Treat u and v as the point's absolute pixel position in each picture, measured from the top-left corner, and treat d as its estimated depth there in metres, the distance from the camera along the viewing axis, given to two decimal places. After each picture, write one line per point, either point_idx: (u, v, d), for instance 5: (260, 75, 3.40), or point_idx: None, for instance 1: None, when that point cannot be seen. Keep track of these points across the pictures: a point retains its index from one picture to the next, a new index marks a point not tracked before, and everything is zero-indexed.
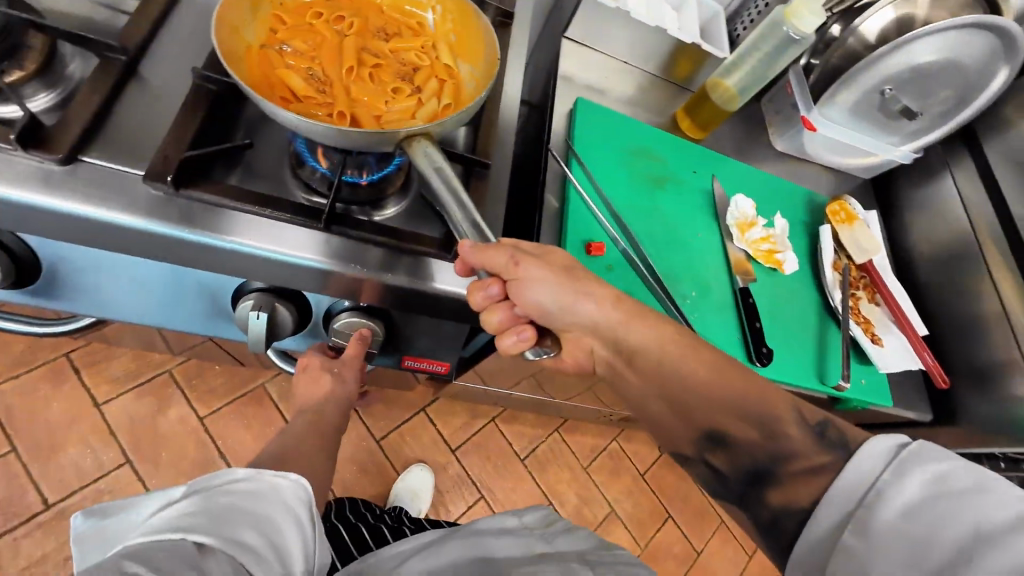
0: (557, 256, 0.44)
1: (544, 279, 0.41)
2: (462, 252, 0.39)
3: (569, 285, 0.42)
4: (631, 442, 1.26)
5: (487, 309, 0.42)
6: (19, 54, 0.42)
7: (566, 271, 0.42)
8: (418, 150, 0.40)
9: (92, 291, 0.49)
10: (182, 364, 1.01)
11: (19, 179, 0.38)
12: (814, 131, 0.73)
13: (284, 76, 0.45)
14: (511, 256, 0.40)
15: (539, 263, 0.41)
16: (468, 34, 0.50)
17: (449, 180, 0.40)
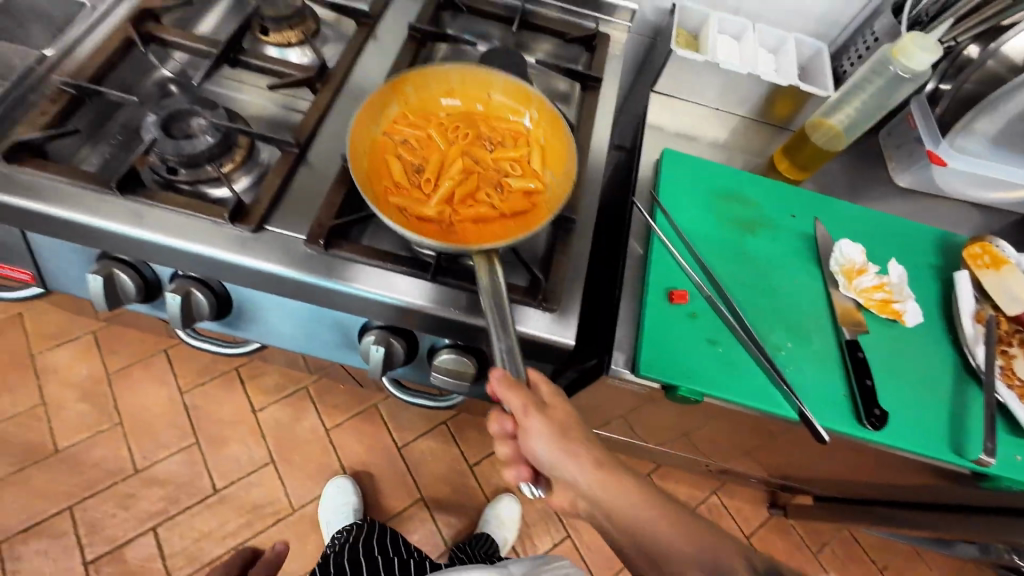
0: (559, 408, 0.45)
1: (543, 437, 0.43)
2: (492, 379, 0.44)
3: (562, 444, 0.43)
4: (735, 499, 1.23)
5: (498, 439, 0.47)
6: (232, 151, 0.58)
7: (564, 430, 0.44)
8: (481, 269, 0.48)
9: (260, 322, 0.63)
10: (315, 382, 1.19)
11: (226, 243, 0.52)
12: (944, 165, 0.66)
13: (391, 168, 0.55)
14: (525, 406, 0.43)
15: (542, 419, 0.43)
16: (558, 144, 0.59)
17: (499, 304, 0.46)
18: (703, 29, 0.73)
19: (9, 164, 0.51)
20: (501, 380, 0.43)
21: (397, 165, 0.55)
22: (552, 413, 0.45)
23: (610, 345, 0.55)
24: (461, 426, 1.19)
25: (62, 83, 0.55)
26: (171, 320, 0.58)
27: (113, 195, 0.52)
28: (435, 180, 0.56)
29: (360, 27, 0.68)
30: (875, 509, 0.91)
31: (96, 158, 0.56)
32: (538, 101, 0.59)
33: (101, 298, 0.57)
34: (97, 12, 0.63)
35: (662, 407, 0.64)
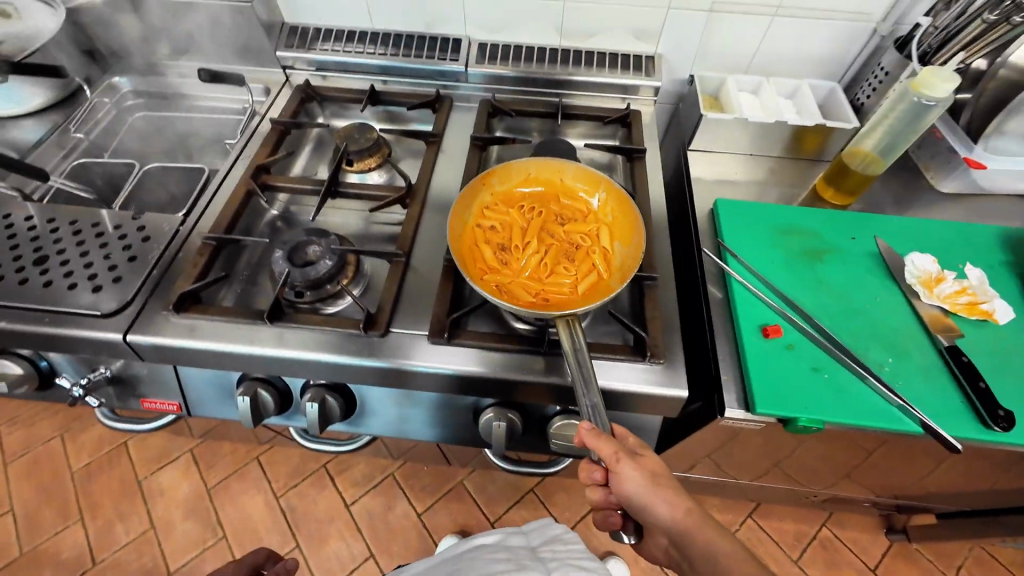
0: (650, 458, 0.50)
1: (635, 482, 0.47)
2: (581, 429, 0.48)
3: (652, 486, 0.47)
4: (848, 528, 1.16)
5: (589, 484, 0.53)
6: (345, 269, 0.67)
7: (656, 477, 0.48)
8: (564, 329, 0.52)
9: (380, 415, 0.69)
10: (401, 467, 1.22)
11: (362, 350, 0.59)
12: (984, 168, 0.70)
13: (482, 250, 0.61)
14: (615, 452, 0.47)
15: (634, 465, 0.47)
16: (625, 220, 0.63)
17: (583, 362, 0.50)
18: (722, 90, 0.84)
19: (177, 313, 0.60)
20: (590, 432, 0.47)
21: (489, 250, 0.61)
22: (643, 461, 0.49)
23: (717, 386, 0.58)
24: (549, 490, 1.20)
25: (206, 238, 0.65)
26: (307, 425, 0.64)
27: (262, 323, 0.60)
28: (520, 263, 0.62)
29: (429, 144, 0.78)
30: (1009, 516, 0.86)
31: (232, 295, 0.66)
32: (603, 181, 0.65)
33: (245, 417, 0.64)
34: (220, 174, 0.75)
35: (771, 441, 0.66)
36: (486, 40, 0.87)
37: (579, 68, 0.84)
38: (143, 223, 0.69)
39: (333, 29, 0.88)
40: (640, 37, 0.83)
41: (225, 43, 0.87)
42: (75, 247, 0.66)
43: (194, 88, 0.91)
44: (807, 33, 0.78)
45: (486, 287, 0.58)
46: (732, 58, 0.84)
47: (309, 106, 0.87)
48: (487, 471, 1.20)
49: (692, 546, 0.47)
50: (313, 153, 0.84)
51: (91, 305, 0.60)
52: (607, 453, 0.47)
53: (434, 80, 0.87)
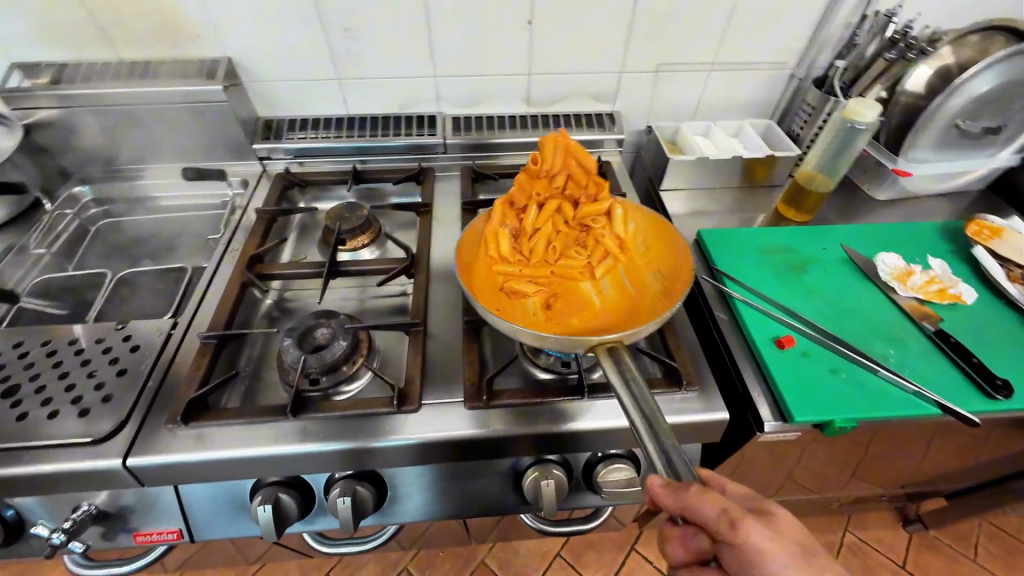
0: (786, 521, 0.38)
1: (768, 552, 0.36)
2: (654, 488, 0.38)
3: (793, 561, 0.36)
4: (869, 529, 1.19)
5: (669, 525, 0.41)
6: (358, 349, 0.64)
7: (800, 548, 0.37)
8: (609, 363, 0.47)
9: (413, 500, 0.64)
10: (414, 557, 1.12)
11: (397, 429, 0.56)
12: (911, 175, 0.82)
13: (496, 238, 0.63)
14: (727, 517, 0.36)
15: (760, 526, 0.37)
16: (660, 245, 0.65)
17: (641, 390, 0.43)
18: (678, 135, 0.93)
19: (185, 425, 0.55)
20: (666, 487, 0.37)
21: (505, 244, 0.62)
22: (779, 525, 0.38)
23: (749, 403, 0.61)
24: (576, 550, 1.14)
25: (205, 338, 0.61)
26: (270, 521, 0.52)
27: (284, 419, 0.56)
28: (532, 245, 0.63)
29: (422, 214, 0.80)
30: (1010, 483, 0.92)
31: (237, 396, 0.62)
32: (636, 211, 0.69)
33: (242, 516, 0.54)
34: (209, 270, 0.72)
35: (805, 449, 0.68)
36: (459, 114, 0.93)
37: (549, 130, 0.91)
38: (129, 332, 0.64)
39: (307, 119, 0.91)
40: (598, 99, 0.93)
41: (198, 142, 0.87)
42: (51, 370, 0.59)
43: (168, 190, 0.89)
44: (739, 82, 0.91)
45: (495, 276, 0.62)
46: (680, 108, 0.94)
47: (291, 192, 0.87)
48: (507, 544, 1.13)
49: None
50: (300, 238, 0.83)
51: (81, 432, 0.54)
52: (719, 519, 0.36)
53: (412, 155, 0.91)
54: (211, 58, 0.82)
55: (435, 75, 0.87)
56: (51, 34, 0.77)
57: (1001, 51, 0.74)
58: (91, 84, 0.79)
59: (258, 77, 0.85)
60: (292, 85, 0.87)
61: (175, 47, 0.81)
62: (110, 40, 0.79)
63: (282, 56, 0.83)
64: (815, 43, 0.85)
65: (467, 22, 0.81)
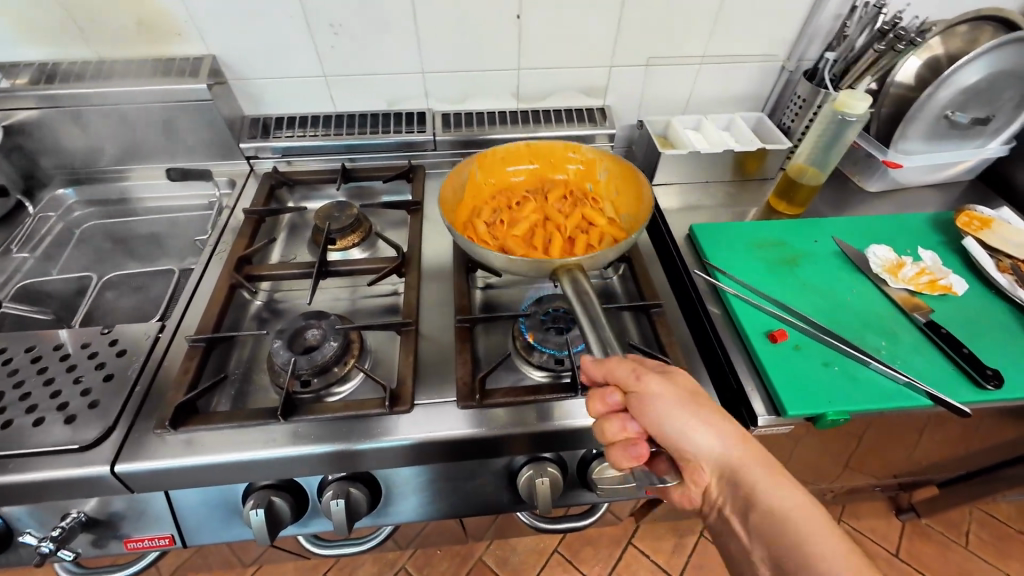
0: (681, 375, 0.45)
1: (669, 402, 0.42)
2: (586, 365, 0.46)
3: (692, 410, 0.43)
4: (862, 518, 1.20)
5: (604, 418, 0.45)
6: (349, 349, 0.63)
7: (692, 395, 0.43)
8: (568, 280, 0.52)
9: (408, 500, 0.64)
10: (411, 556, 1.12)
11: (390, 431, 0.56)
12: (901, 166, 0.82)
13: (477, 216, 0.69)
14: (634, 372, 0.43)
15: (662, 383, 0.43)
16: (627, 189, 0.70)
17: (587, 299, 0.49)
18: (669, 129, 0.93)
19: (174, 430, 0.54)
20: (595, 363, 0.45)
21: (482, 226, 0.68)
22: (673, 377, 0.44)
23: (743, 397, 0.61)
24: (574, 546, 1.14)
25: (193, 341, 0.60)
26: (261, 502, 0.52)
27: (274, 422, 0.55)
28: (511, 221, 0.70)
29: (413, 213, 0.79)
30: (1000, 471, 0.94)
31: (227, 400, 0.61)
32: (603, 158, 0.72)
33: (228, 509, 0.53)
34: (196, 272, 0.71)
35: (799, 442, 0.68)
36: (448, 110, 0.92)
37: (539, 125, 0.91)
38: (115, 337, 0.63)
39: (295, 117, 0.89)
40: (589, 93, 0.92)
41: (183, 142, 0.85)
42: (36, 376, 0.58)
43: (153, 191, 0.88)
44: (730, 76, 0.91)
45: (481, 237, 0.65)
46: (672, 101, 0.94)
47: (279, 192, 0.86)
48: (504, 541, 1.13)
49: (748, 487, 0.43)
50: (290, 238, 0.82)
51: (67, 439, 0.53)
52: (628, 374, 0.43)
53: (402, 152, 0.90)
54: (195, 56, 0.81)
55: (423, 71, 0.86)
56: (28, 32, 0.75)
57: (990, 41, 0.74)
58: (71, 84, 0.77)
59: (243, 75, 0.84)
60: (279, 83, 0.85)
61: (157, 45, 0.79)
62: (89, 38, 0.77)
63: (268, 53, 0.81)
64: (805, 35, 0.85)
65: (456, 17, 0.80)
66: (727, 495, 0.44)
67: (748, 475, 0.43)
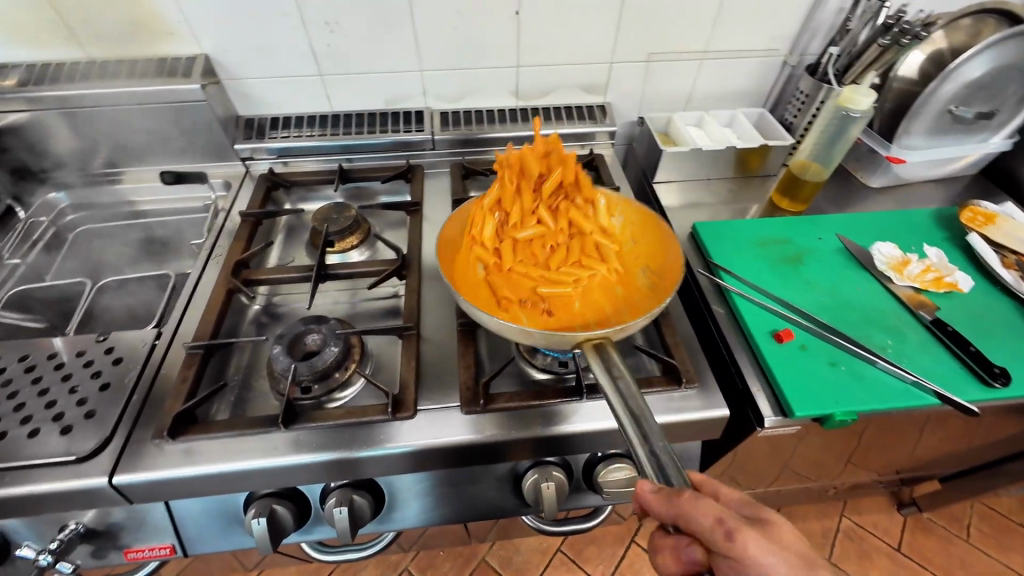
0: (781, 530, 0.37)
1: (772, 567, 0.34)
2: (642, 493, 0.37)
3: (800, 574, 0.34)
4: (864, 513, 1.21)
5: (684, 574, 0.38)
6: (351, 354, 0.63)
7: (801, 561, 0.35)
8: (600, 364, 0.45)
9: (411, 506, 0.63)
10: (414, 558, 1.12)
11: (393, 437, 0.55)
12: (903, 162, 0.82)
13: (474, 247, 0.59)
14: (726, 529, 0.34)
15: (758, 536, 0.35)
16: (648, 235, 0.64)
17: (630, 393, 0.42)
18: (671, 126, 0.92)
19: (173, 439, 0.53)
20: (660, 499, 0.36)
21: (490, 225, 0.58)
22: (775, 533, 0.36)
23: (748, 397, 0.60)
24: (576, 545, 1.14)
25: (191, 348, 0.59)
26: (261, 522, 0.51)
27: (275, 430, 0.54)
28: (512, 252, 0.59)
29: (412, 214, 0.78)
30: (1002, 466, 0.94)
31: (226, 407, 0.60)
32: (624, 205, 0.66)
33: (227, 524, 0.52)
34: (192, 277, 0.70)
35: (804, 439, 0.68)
36: (447, 109, 0.91)
37: (539, 123, 0.89)
38: (111, 344, 0.62)
39: (290, 117, 0.88)
40: (589, 90, 0.91)
41: (176, 144, 0.84)
42: (30, 386, 0.57)
43: (147, 194, 0.86)
44: (731, 71, 0.89)
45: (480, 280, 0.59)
46: (673, 97, 0.93)
47: (275, 193, 0.84)
48: (507, 541, 1.13)
49: None
50: (287, 240, 0.81)
51: (63, 450, 0.52)
52: (713, 527, 0.34)
53: (399, 152, 0.88)
54: (187, 56, 0.79)
55: (421, 69, 0.85)
56: (15, 33, 0.73)
57: (995, 35, 0.73)
58: (61, 85, 0.75)
59: (236, 75, 0.82)
60: (273, 82, 0.84)
61: (147, 45, 0.78)
62: (78, 38, 0.75)
63: (261, 52, 0.80)
64: (808, 29, 0.84)
65: (453, 13, 0.78)
66: None
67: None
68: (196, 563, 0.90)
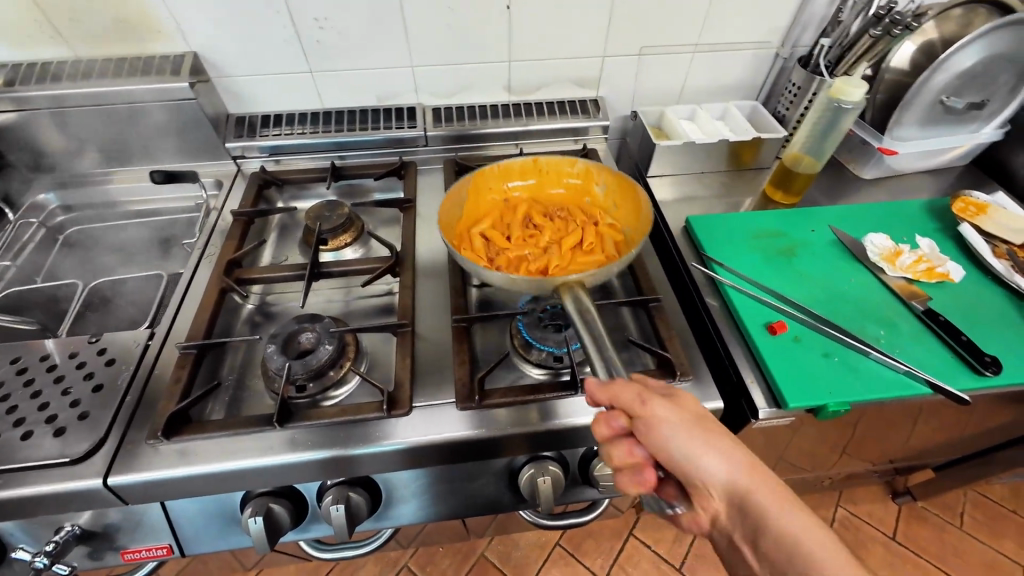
0: (687, 401, 0.42)
1: (674, 424, 0.39)
2: (589, 388, 0.42)
3: (698, 432, 0.40)
4: (859, 503, 1.22)
5: (612, 445, 0.41)
6: (345, 352, 0.62)
7: (701, 421, 0.40)
8: (570, 297, 0.51)
9: (408, 502, 0.64)
10: (414, 554, 1.12)
11: (388, 434, 0.55)
12: (896, 153, 0.82)
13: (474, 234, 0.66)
14: (640, 395, 0.40)
15: (667, 404, 0.40)
16: (626, 201, 0.68)
17: (590, 320, 0.48)
18: (664, 121, 0.92)
19: (167, 440, 0.53)
20: (599, 385, 0.42)
21: (479, 239, 0.65)
22: (680, 401, 0.42)
23: (743, 390, 0.60)
24: (575, 539, 1.15)
25: (184, 348, 0.59)
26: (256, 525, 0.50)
27: (270, 429, 0.54)
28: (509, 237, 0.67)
29: (405, 211, 0.78)
30: (995, 454, 0.95)
31: (220, 407, 0.60)
32: (603, 171, 0.69)
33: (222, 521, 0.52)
34: (185, 277, 0.70)
35: (799, 431, 0.68)
36: (439, 105, 0.90)
37: (532, 119, 0.89)
38: (104, 346, 0.61)
39: (281, 115, 0.87)
40: (582, 85, 0.90)
41: (166, 143, 0.83)
42: (22, 389, 0.57)
43: (138, 194, 0.86)
44: (723, 64, 0.89)
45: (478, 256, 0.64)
46: (665, 91, 0.93)
47: (267, 192, 0.84)
48: (506, 536, 1.13)
49: (760, 516, 0.38)
50: (280, 239, 0.81)
51: (57, 453, 0.52)
52: (634, 396, 0.40)
53: (392, 148, 0.88)
54: (176, 54, 0.78)
55: (412, 65, 0.84)
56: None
57: (985, 25, 0.73)
58: (48, 85, 0.74)
59: (225, 73, 0.81)
60: (263, 80, 0.83)
61: (134, 43, 0.77)
62: (64, 37, 0.74)
63: (251, 49, 0.79)
64: (799, 22, 0.84)
65: (444, 8, 0.78)
66: (743, 529, 0.39)
67: (756, 502, 0.39)
68: (196, 563, 0.90)
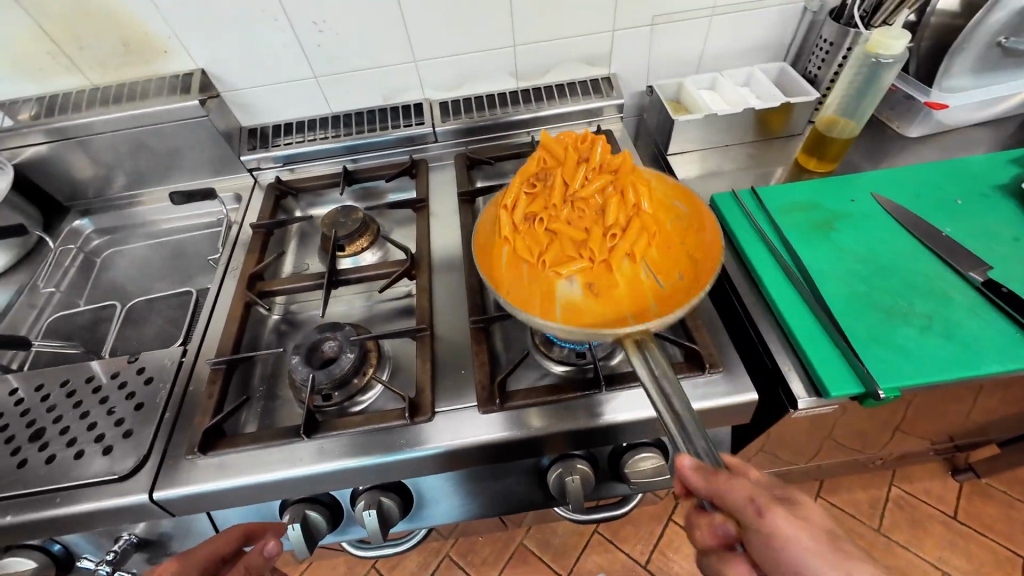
0: (810, 505, 0.37)
1: (804, 546, 0.35)
2: (682, 471, 0.37)
3: (833, 554, 0.35)
4: (915, 481, 1.15)
5: (719, 552, 0.39)
6: (367, 359, 0.63)
7: (834, 539, 0.36)
8: (638, 359, 0.44)
9: (440, 503, 0.64)
10: (454, 544, 1.15)
11: (413, 441, 0.55)
12: (947, 107, 0.74)
13: (537, 292, 0.54)
14: (753, 502, 0.35)
15: (786, 512, 0.36)
16: (678, 211, 0.60)
17: (676, 399, 0.40)
18: (682, 93, 0.87)
19: (204, 454, 0.55)
20: (699, 473, 0.36)
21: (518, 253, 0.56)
22: (805, 512, 0.37)
23: (779, 377, 0.57)
24: (613, 526, 1.14)
25: (214, 363, 0.61)
26: (271, 552, 0.51)
27: (298, 440, 0.55)
28: (551, 251, 0.55)
29: (418, 211, 0.77)
30: None
31: (253, 417, 0.62)
32: (654, 181, 0.63)
33: (238, 543, 0.52)
34: (212, 293, 0.72)
35: (843, 416, 0.64)
36: (446, 98, 0.88)
37: (541, 103, 0.86)
38: (142, 364, 0.64)
39: (291, 123, 0.88)
40: (591, 63, 0.86)
41: (185, 161, 0.85)
42: (72, 410, 0.60)
43: (164, 212, 0.88)
44: (745, 25, 0.83)
45: (526, 301, 0.53)
46: (683, 60, 0.87)
47: (285, 202, 0.85)
48: (543, 524, 1.14)
49: None
50: (300, 247, 0.82)
51: (106, 470, 0.55)
52: (744, 503, 0.35)
53: (402, 147, 0.87)
54: (184, 72, 0.79)
55: (415, 59, 0.82)
56: (21, 68, 0.75)
57: None
58: (70, 115, 0.77)
59: (233, 86, 0.82)
60: (271, 90, 0.83)
61: (145, 65, 0.78)
62: (79, 66, 0.76)
63: (255, 61, 0.79)
64: None
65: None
66: None
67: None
68: None
